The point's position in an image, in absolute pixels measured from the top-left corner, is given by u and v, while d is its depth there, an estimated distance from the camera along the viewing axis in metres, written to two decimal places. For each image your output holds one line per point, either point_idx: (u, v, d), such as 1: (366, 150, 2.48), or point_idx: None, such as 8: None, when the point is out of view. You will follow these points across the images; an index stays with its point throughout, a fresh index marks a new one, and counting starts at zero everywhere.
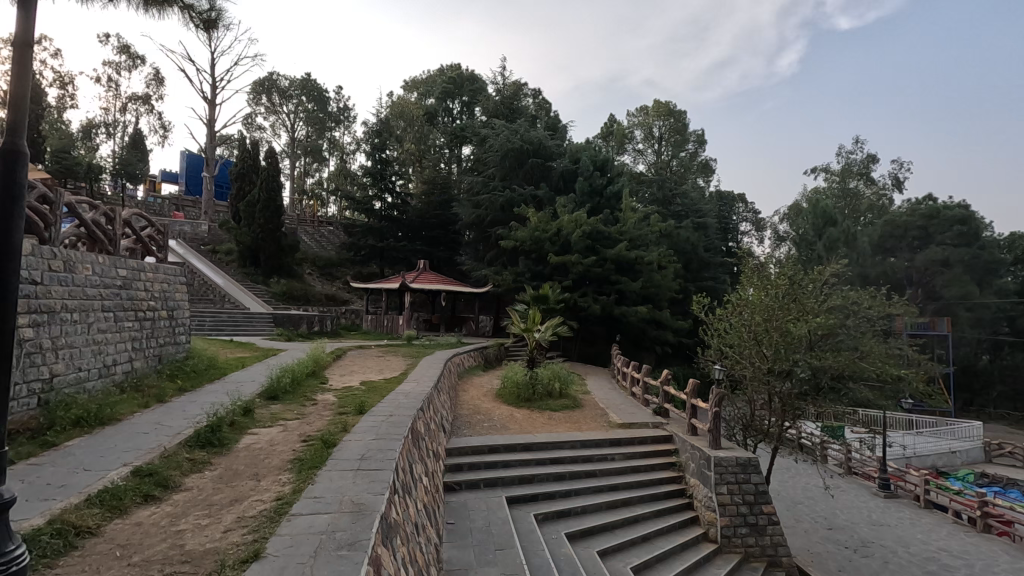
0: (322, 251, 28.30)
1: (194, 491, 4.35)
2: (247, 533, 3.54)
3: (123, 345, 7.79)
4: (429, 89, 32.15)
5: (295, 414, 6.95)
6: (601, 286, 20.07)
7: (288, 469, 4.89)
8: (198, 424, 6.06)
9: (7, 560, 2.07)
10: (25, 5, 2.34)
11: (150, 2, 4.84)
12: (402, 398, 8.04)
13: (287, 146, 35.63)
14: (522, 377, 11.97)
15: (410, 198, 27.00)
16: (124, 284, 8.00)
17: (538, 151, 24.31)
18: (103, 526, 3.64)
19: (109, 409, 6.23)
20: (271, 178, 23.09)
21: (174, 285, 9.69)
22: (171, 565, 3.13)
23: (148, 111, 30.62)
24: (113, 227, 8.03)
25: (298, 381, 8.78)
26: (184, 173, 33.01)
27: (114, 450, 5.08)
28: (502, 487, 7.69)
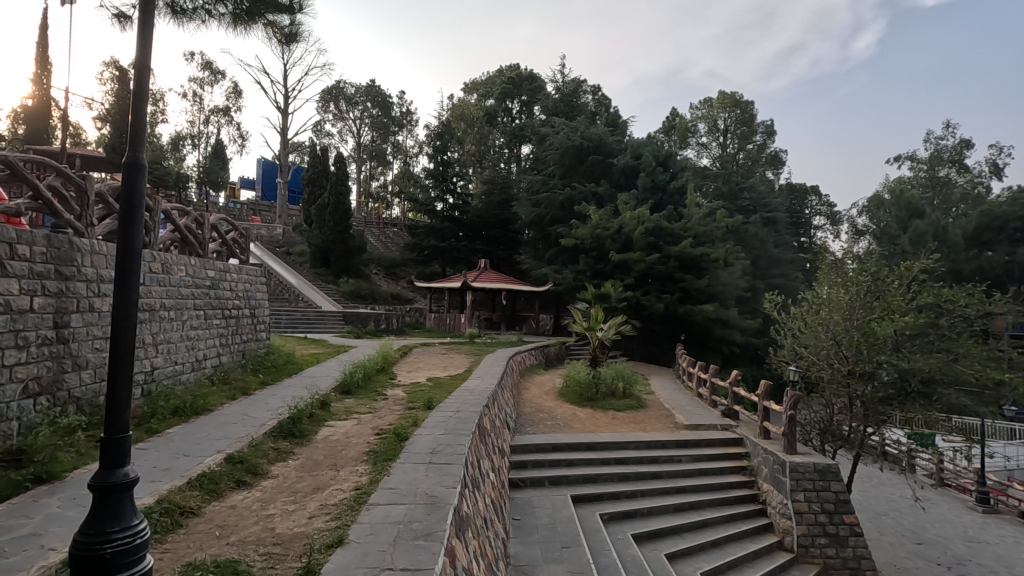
0: (387, 252, 29.26)
1: (280, 479, 4.64)
2: (330, 519, 3.74)
3: (213, 341, 8.38)
4: (489, 90, 32.50)
5: (367, 408, 7.24)
6: (665, 284, 19.60)
7: (364, 460, 5.11)
8: (280, 416, 6.44)
9: (133, 532, 2.28)
10: (146, 27, 2.54)
11: (238, 21, 5.14)
12: (468, 395, 8.20)
13: (354, 151, 37.08)
14: (585, 376, 11.89)
15: (471, 198, 27.41)
16: (212, 284, 8.59)
17: (598, 148, 24.04)
18: (203, 507, 3.95)
19: (202, 400, 6.73)
20: (340, 182, 24.10)
21: (256, 285, 10.32)
22: (263, 546, 3.36)
23: (228, 123, 32.71)
24: (202, 231, 8.65)
25: (368, 377, 9.14)
26: (261, 179, 35.07)
27: (209, 438, 5.49)
28: (566, 486, 7.68)
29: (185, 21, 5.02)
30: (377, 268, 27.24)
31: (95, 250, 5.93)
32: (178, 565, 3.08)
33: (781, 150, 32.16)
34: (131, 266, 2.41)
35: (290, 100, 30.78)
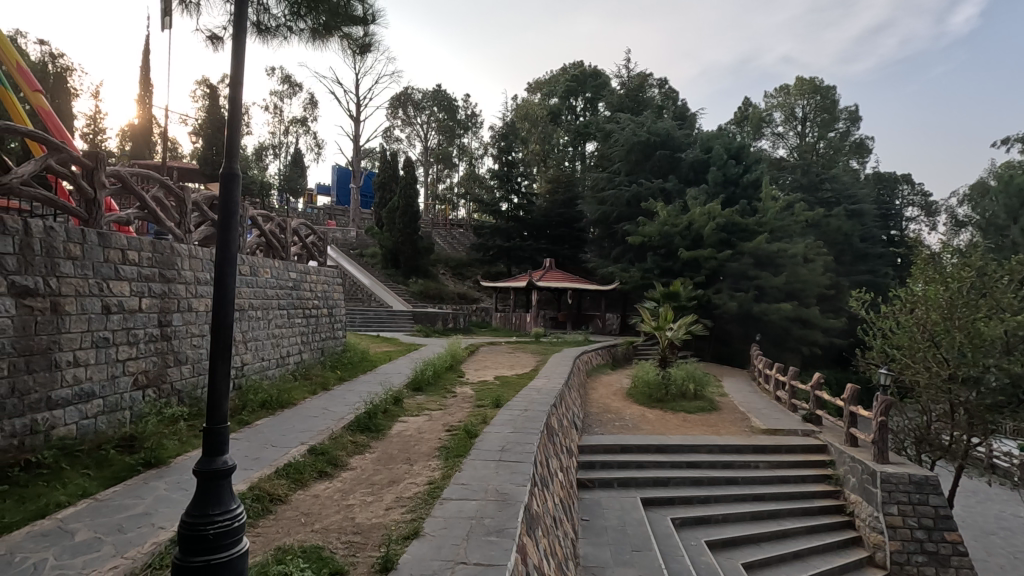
0: (454, 252, 29.89)
1: (358, 471, 4.85)
2: (405, 512, 3.87)
3: (295, 338, 8.89)
4: (553, 89, 32.43)
5: (437, 405, 7.44)
6: (738, 282, 18.78)
7: (436, 455, 5.25)
8: (357, 410, 6.74)
9: (232, 516, 2.45)
10: (239, 46, 2.72)
11: (317, 36, 5.45)
12: (535, 394, 8.24)
13: (421, 155, 38.16)
14: (654, 377, 11.60)
15: (535, 197, 27.46)
16: (294, 285, 9.11)
17: (666, 142, 23.39)
18: (290, 494, 4.20)
19: (286, 395, 7.16)
20: (409, 185, 24.81)
21: (333, 286, 10.83)
22: (345, 534, 3.53)
23: (305, 133, 34.56)
24: (285, 235, 9.22)
25: (438, 374, 9.39)
26: (335, 185, 36.83)
27: (293, 430, 5.82)
28: (636, 488, 7.54)
29: (269, 37, 5.38)
30: (444, 268, 27.86)
31: (192, 255, 6.45)
32: (270, 549, 3.29)
33: (867, 137, 29.93)
34: (228, 268, 2.59)
35: (362, 108, 32.10)
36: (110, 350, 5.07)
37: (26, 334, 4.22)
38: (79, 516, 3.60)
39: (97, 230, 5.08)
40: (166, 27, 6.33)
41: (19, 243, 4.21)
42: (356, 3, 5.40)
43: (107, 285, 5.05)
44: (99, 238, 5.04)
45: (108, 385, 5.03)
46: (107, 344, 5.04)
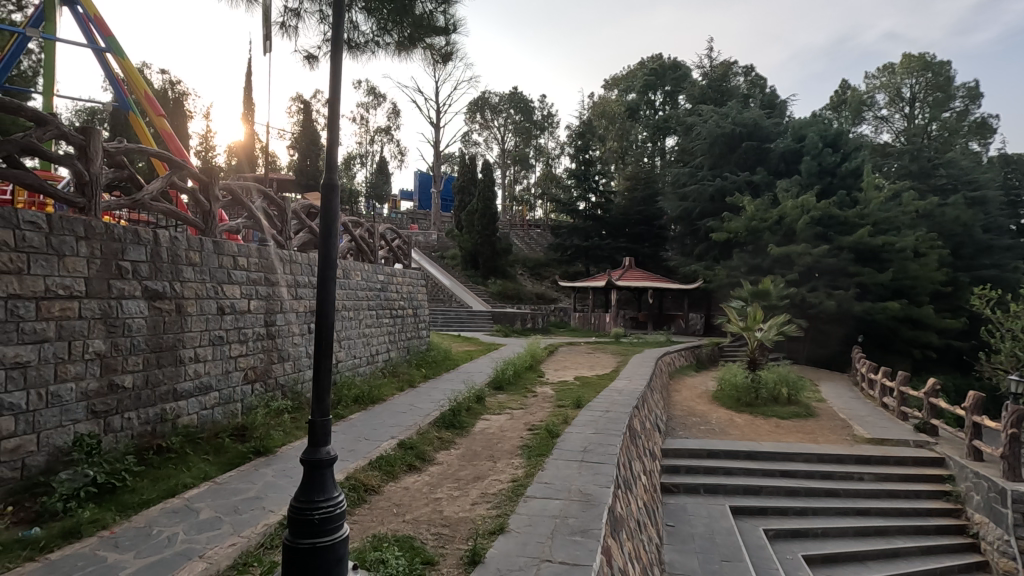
0: (531, 253, 30.08)
1: (445, 466, 5.02)
2: (491, 508, 3.96)
3: (383, 337, 9.34)
4: (631, 84, 31.84)
5: (519, 404, 7.54)
6: (836, 279, 17.46)
7: (518, 453, 5.32)
8: (442, 407, 6.97)
9: (333, 503, 2.63)
10: (336, 65, 2.90)
11: (401, 49, 5.67)
12: (616, 395, 8.14)
13: (499, 157, 38.75)
14: (742, 379, 11.04)
15: (614, 195, 27.07)
16: (382, 286, 9.56)
17: (753, 133, 22.20)
18: (383, 485, 4.42)
19: (376, 391, 7.53)
20: (487, 188, 25.29)
21: (417, 287, 11.27)
22: (435, 526, 3.67)
23: (389, 141, 36.17)
24: (373, 239, 9.73)
25: (518, 373, 9.50)
26: (418, 190, 38.26)
27: (384, 424, 6.13)
28: (724, 495, 7.24)
29: (358, 53, 5.67)
30: (522, 268, 28.13)
31: (292, 259, 6.97)
32: (367, 536, 3.49)
33: (990, 116, 26.77)
34: (329, 271, 2.78)
35: (442, 115, 33.15)
36: (224, 346, 5.59)
37: (156, 333, 4.74)
38: (203, 496, 4.00)
39: (212, 238, 5.61)
40: (266, 50, 6.86)
41: (150, 252, 4.74)
42: (437, 14, 5.58)
43: (221, 288, 5.57)
44: (214, 245, 5.57)
45: (223, 378, 5.55)
46: (222, 342, 5.56)
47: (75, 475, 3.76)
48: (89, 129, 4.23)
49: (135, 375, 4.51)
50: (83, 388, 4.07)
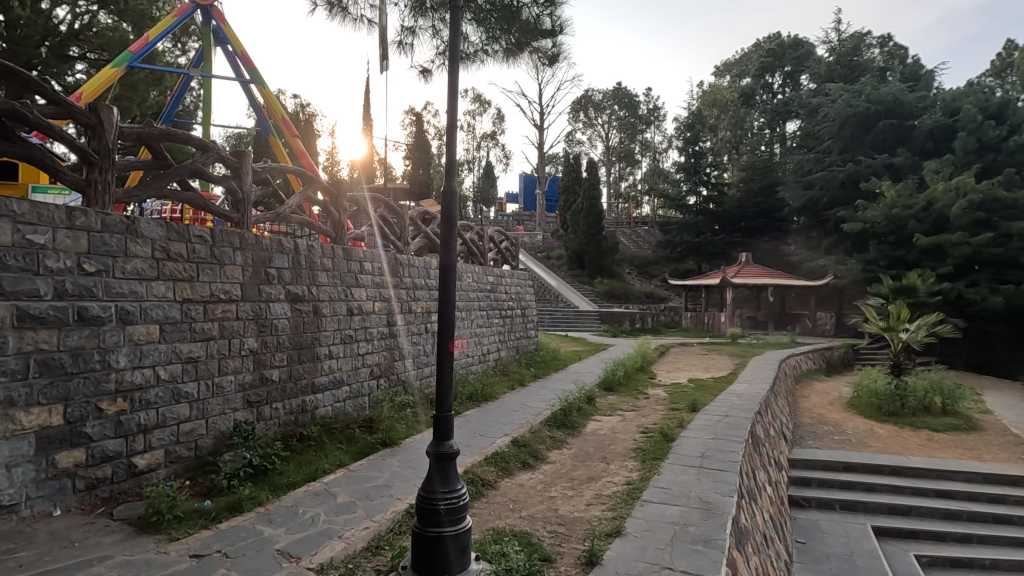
0: (639, 251, 29.32)
1: (557, 465, 5.05)
2: (606, 509, 3.92)
3: (494, 337, 9.60)
4: (745, 69, 29.97)
5: (630, 406, 7.39)
6: (1002, 271, 15.07)
7: (632, 456, 5.20)
8: (553, 407, 7.02)
9: (457, 496, 2.80)
10: (454, 74, 3.05)
11: (509, 55, 5.80)
12: (735, 399, 7.67)
13: (603, 155, 38.25)
14: (884, 386, 9.89)
15: (728, 187, 25.57)
16: (492, 287, 9.84)
17: (892, 110, 19.82)
18: (498, 481, 4.54)
19: (489, 389, 7.75)
20: (592, 186, 25.05)
21: (525, 288, 11.46)
22: (550, 524, 3.70)
23: (495, 145, 37.13)
24: (482, 242, 10.10)
25: (629, 375, 9.30)
26: (523, 192, 38.87)
27: (498, 421, 6.30)
28: (864, 513, 6.54)
29: (467, 64, 5.88)
30: (629, 267, 27.50)
31: (410, 263, 7.42)
32: (486, 528, 3.61)
33: None
34: (450, 272, 2.92)
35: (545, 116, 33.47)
36: (353, 345, 6.07)
37: (298, 332, 5.28)
38: (340, 481, 4.39)
39: (342, 245, 6.13)
40: (383, 69, 7.35)
41: (292, 259, 5.28)
42: (544, 17, 5.66)
43: (350, 291, 6.07)
44: (344, 251, 6.09)
45: (352, 373, 6.02)
46: (352, 340, 6.04)
47: (236, 457, 4.27)
48: (241, 152, 4.81)
49: (280, 369, 5.04)
50: (239, 379, 4.62)
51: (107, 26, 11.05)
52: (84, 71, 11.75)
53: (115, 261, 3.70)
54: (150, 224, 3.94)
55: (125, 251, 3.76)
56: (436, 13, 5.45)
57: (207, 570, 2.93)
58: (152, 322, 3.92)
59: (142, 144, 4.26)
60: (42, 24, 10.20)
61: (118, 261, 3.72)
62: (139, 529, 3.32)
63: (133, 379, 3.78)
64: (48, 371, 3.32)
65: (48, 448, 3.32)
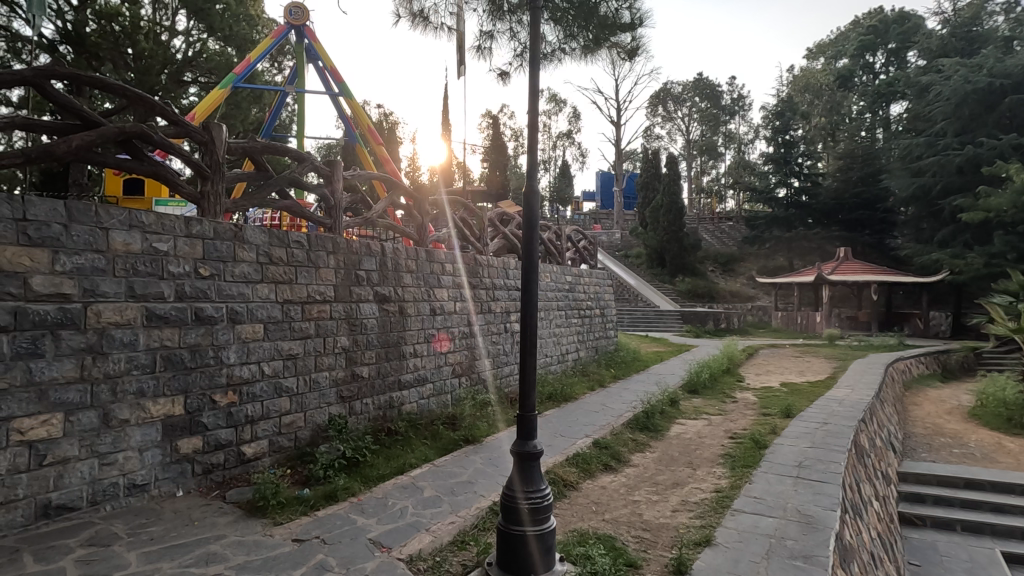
0: (723, 248, 28.05)
1: (641, 468, 4.93)
2: (693, 517, 3.77)
3: (573, 337, 9.54)
4: (841, 49, 27.82)
5: (717, 410, 7.07)
6: None
7: (720, 463, 4.97)
8: (635, 409, 6.87)
9: (541, 497, 2.81)
10: (535, 76, 3.06)
11: (587, 51, 5.72)
12: (835, 405, 7.12)
13: (684, 149, 36.94)
14: (1015, 395, 8.80)
15: (822, 178, 23.85)
16: (570, 287, 9.78)
17: (1021, 84, 17.58)
18: (580, 482, 4.49)
19: (568, 390, 7.72)
20: (672, 182, 24.24)
21: (604, 288, 11.31)
22: (635, 529, 3.61)
23: (571, 144, 36.95)
24: (560, 242, 10.09)
25: (715, 377, 8.92)
26: (600, 190, 38.37)
27: (578, 422, 6.25)
28: (992, 537, 5.85)
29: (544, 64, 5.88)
30: (713, 265, 26.35)
31: (490, 263, 7.55)
32: (570, 530, 3.58)
33: None
34: (531, 271, 2.94)
35: (622, 112, 32.85)
36: (436, 344, 6.26)
37: (385, 331, 5.52)
38: (426, 476, 4.53)
39: (424, 248, 6.34)
40: (461, 74, 7.49)
41: (379, 262, 5.53)
42: (623, 11, 5.51)
43: (433, 292, 6.27)
44: (427, 253, 6.29)
45: (435, 371, 6.21)
46: (435, 339, 6.24)
47: (330, 448, 4.52)
48: (332, 161, 5.11)
49: (370, 366, 5.30)
50: (334, 376, 4.90)
51: (215, 52, 12.13)
52: (197, 94, 12.97)
53: (225, 265, 4.04)
54: (255, 231, 4.27)
55: (233, 256, 4.10)
56: (514, 16, 5.49)
57: (308, 554, 3.12)
58: (257, 322, 4.25)
59: (246, 157, 4.61)
60: (162, 54, 11.37)
61: (228, 265, 4.06)
62: (249, 512, 3.61)
63: (241, 374, 4.12)
64: (172, 366, 3.69)
65: (172, 434, 3.68)
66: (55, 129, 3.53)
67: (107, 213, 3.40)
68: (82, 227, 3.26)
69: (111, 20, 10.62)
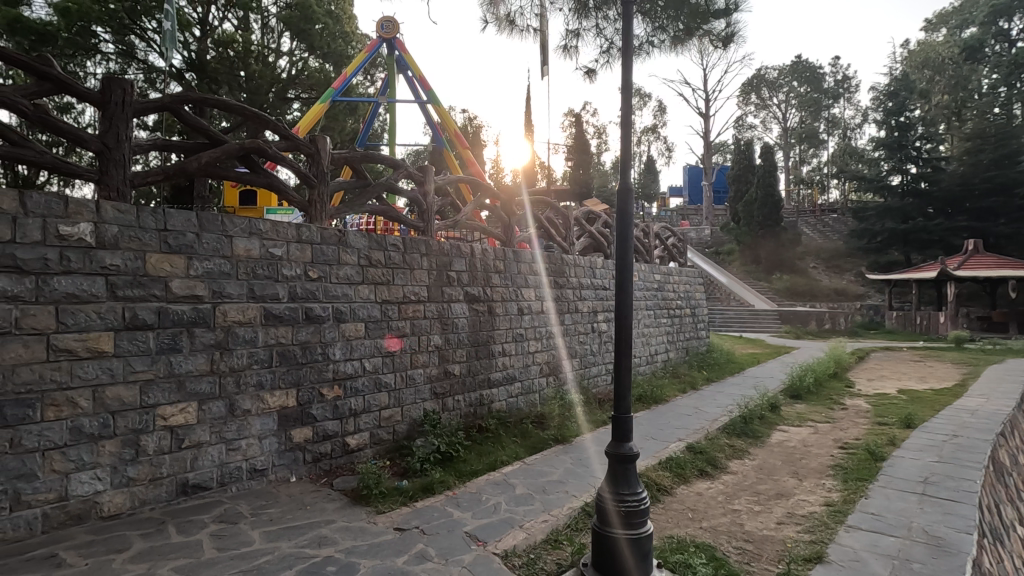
0: (826, 242, 26.02)
1: (740, 476, 4.68)
2: (802, 531, 3.53)
3: (662, 337, 9.26)
4: (969, 17, 24.80)
5: (824, 417, 6.57)
6: None
7: (830, 474, 4.61)
8: (730, 413, 6.56)
9: (637, 500, 2.76)
10: (628, 70, 3.02)
11: (676, 42, 5.53)
12: (966, 416, 6.37)
13: (780, 138, 34.68)
14: None
15: (945, 162, 21.44)
16: (659, 286, 9.49)
17: None
18: (674, 487, 4.34)
19: (659, 391, 7.50)
20: (768, 173, 22.83)
21: (694, 286, 10.89)
22: (736, 539, 3.44)
23: (656, 138, 35.91)
24: (648, 240, 9.86)
25: (821, 382, 8.29)
26: (688, 185, 36.94)
27: (669, 425, 6.05)
28: None
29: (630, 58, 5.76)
30: (815, 261, 24.54)
31: (576, 263, 7.51)
32: (665, 536, 3.48)
33: None
34: (626, 271, 2.89)
35: (711, 102, 31.41)
36: (524, 343, 6.33)
37: (475, 330, 5.66)
38: (517, 473, 4.59)
39: (511, 248, 6.43)
40: (545, 75, 7.49)
41: (469, 263, 5.68)
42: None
43: (521, 292, 6.35)
44: (514, 254, 6.38)
45: (524, 370, 6.28)
46: (522, 339, 6.30)
47: (426, 443, 4.69)
48: (424, 167, 5.33)
49: (461, 364, 5.45)
50: (428, 373, 5.10)
51: (315, 69, 13.01)
52: (299, 110, 13.98)
53: (331, 268, 4.33)
54: (356, 236, 4.53)
55: (337, 260, 4.38)
56: (600, 12, 5.42)
57: (410, 543, 3.27)
58: (359, 321, 4.51)
59: (346, 166, 4.91)
60: (270, 75, 12.35)
61: (333, 268, 4.34)
62: (354, 500, 3.84)
63: (346, 369, 4.40)
64: (287, 362, 4.01)
65: (286, 424, 4.00)
66: (186, 148, 3.94)
67: (231, 222, 3.75)
68: (212, 235, 3.62)
69: (227, 46, 11.72)
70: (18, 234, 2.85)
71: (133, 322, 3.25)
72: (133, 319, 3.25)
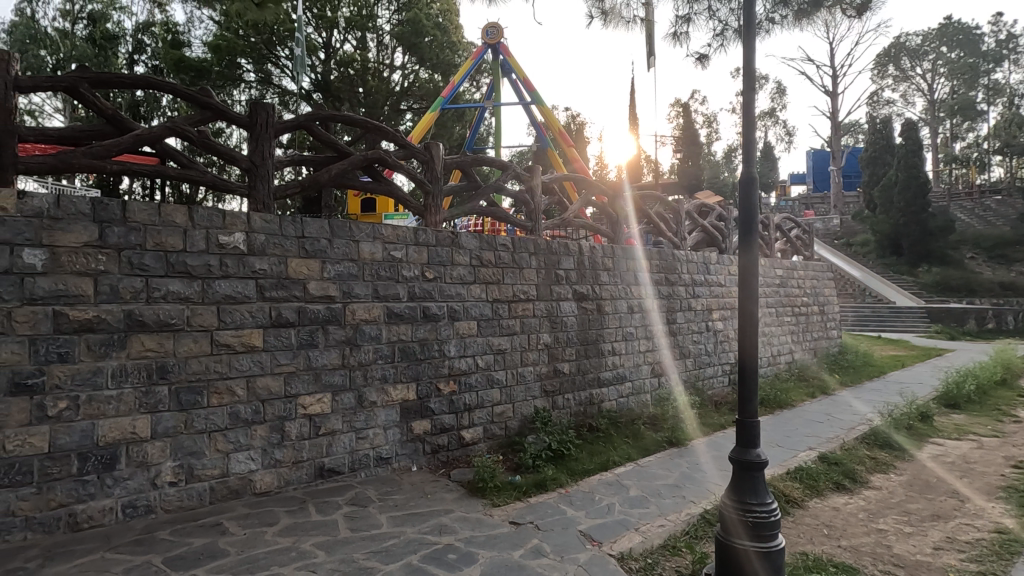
0: (987, 228, 22.56)
1: (885, 493, 4.20)
2: (966, 560, 3.09)
3: (786, 337, 8.57)
4: None
5: (990, 430, 5.69)
6: None
7: (1001, 497, 3.98)
8: (870, 421, 5.91)
9: (767, 510, 2.57)
10: (750, 49, 2.85)
11: (799, 18, 5.08)
12: None
13: (925, 112, 30.66)
14: None
15: None
16: (781, 282, 8.79)
17: None
18: (806, 500, 4.00)
19: (784, 395, 6.95)
20: (910, 154, 20.31)
21: (823, 281, 9.96)
22: (884, 563, 3.09)
23: (775, 123, 33.37)
24: (768, 232, 9.19)
25: (984, 390, 7.19)
26: (812, 171, 33.90)
27: (797, 432, 5.58)
28: None
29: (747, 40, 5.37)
30: (972, 251, 21.36)
31: (689, 259, 7.19)
32: (797, 552, 3.21)
33: None
34: (750, 268, 2.73)
35: (839, 79, 28.56)
36: (634, 342, 6.17)
37: (584, 329, 5.62)
38: (630, 475, 4.49)
39: (619, 245, 6.30)
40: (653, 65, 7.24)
41: (577, 261, 5.64)
42: None
43: (630, 289, 6.21)
44: (623, 251, 6.24)
45: (634, 370, 6.13)
46: (632, 337, 6.16)
47: (537, 440, 4.74)
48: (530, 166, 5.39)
49: (570, 362, 5.44)
50: (538, 370, 5.15)
51: (426, 80, 13.77)
52: (412, 119, 14.80)
53: (445, 269, 4.52)
54: (467, 236, 4.69)
55: (451, 260, 4.56)
56: None
57: (526, 537, 3.32)
58: (472, 319, 4.67)
59: (457, 170, 5.11)
60: (384, 89, 13.21)
61: (447, 268, 4.53)
62: (471, 492, 3.98)
63: (460, 365, 4.58)
64: (407, 357, 4.25)
65: (408, 417, 4.24)
66: (317, 162, 4.31)
67: (358, 228, 4.05)
68: (341, 240, 3.93)
69: (348, 66, 12.74)
70: (188, 243, 3.29)
71: (278, 320, 3.63)
72: (278, 318, 3.62)
